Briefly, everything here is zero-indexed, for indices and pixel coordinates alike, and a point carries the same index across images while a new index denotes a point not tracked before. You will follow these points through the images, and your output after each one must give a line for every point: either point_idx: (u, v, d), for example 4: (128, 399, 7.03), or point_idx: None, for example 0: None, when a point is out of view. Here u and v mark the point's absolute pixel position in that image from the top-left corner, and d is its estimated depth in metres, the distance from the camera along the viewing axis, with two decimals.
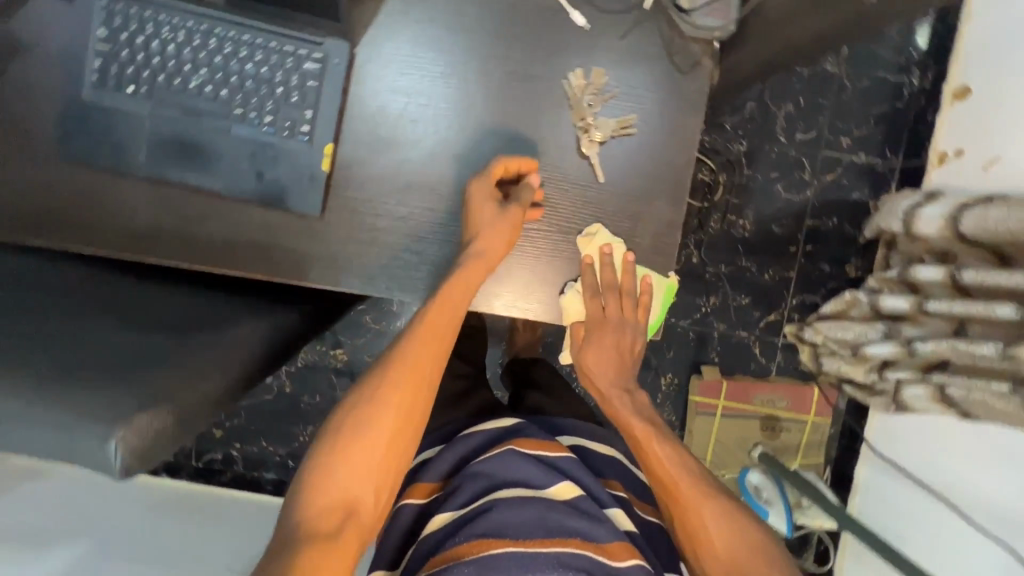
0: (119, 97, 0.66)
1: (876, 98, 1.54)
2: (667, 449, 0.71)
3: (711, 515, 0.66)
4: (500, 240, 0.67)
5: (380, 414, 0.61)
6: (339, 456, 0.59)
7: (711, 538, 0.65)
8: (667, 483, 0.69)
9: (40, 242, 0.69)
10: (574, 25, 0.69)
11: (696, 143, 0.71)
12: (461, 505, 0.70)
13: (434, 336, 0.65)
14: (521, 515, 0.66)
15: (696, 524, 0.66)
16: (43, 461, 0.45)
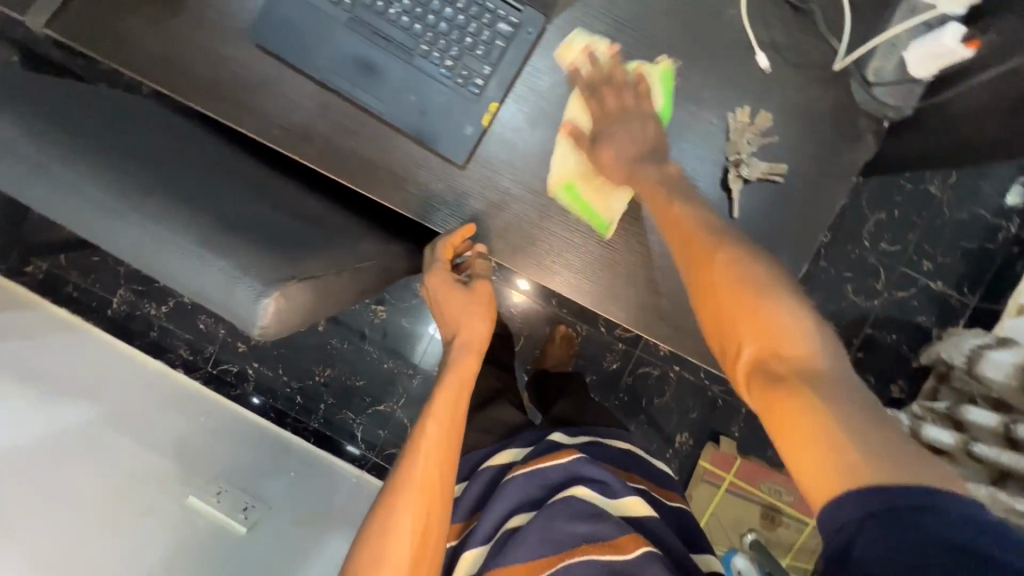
0: (322, 1, 0.70)
1: (968, 233, 1.55)
2: (725, 263, 0.53)
3: (788, 344, 0.46)
4: (479, 328, 0.75)
5: (407, 501, 0.61)
6: (377, 550, 0.60)
7: (773, 360, 0.46)
8: (723, 302, 0.51)
9: (205, 110, 0.73)
10: (755, 66, 0.71)
11: (834, 211, 0.72)
12: (484, 537, 0.69)
13: (454, 405, 0.68)
14: (528, 536, 0.64)
15: (755, 352, 0.48)
16: (191, 297, 0.46)
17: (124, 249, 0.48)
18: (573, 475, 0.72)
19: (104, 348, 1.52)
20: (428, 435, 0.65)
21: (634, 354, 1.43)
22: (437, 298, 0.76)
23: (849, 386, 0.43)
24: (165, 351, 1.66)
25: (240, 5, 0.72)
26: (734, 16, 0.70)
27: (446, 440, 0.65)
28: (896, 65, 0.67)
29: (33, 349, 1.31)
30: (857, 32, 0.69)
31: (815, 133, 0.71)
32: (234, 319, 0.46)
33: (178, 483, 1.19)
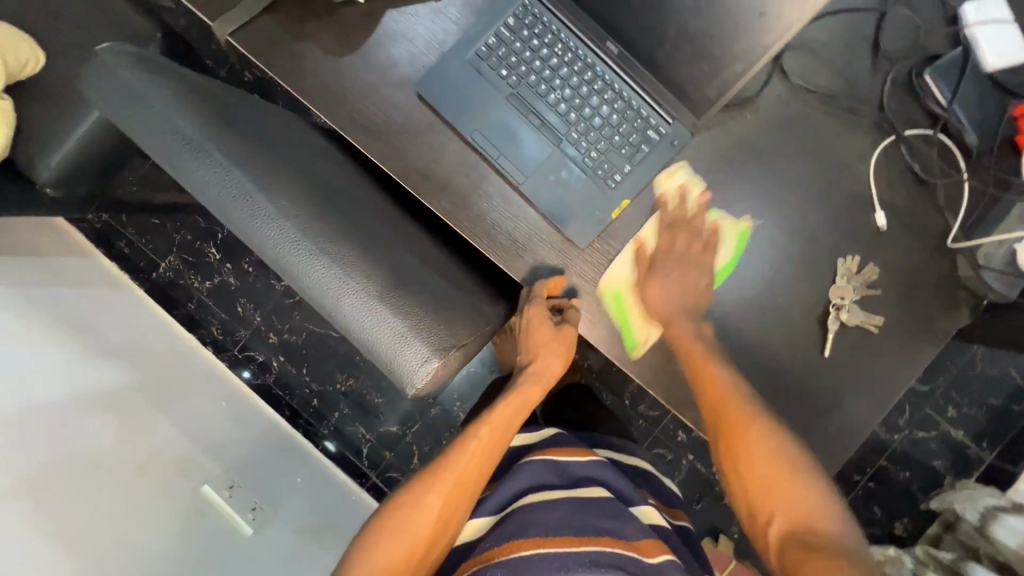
0: (490, 74, 0.75)
1: (996, 390, 1.58)
2: (724, 375, 0.71)
3: (773, 463, 0.66)
4: (555, 364, 0.82)
5: (445, 483, 0.71)
6: (409, 511, 0.69)
7: (761, 473, 0.66)
8: (729, 421, 0.69)
9: (354, 141, 0.77)
10: (872, 221, 0.75)
11: (921, 370, 0.76)
12: (496, 509, 0.76)
13: (506, 423, 0.77)
14: (550, 518, 0.70)
15: (752, 461, 0.67)
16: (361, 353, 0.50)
17: (301, 286, 0.50)
18: (591, 476, 0.81)
19: (143, 312, 1.52)
20: (481, 437, 0.75)
21: (653, 432, 1.45)
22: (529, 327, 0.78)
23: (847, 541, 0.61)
24: (196, 325, 1.66)
25: (412, 56, 0.77)
26: (861, 171, 0.75)
27: (492, 449, 0.75)
28: (1005, 255, 0.72)
29: (81, 303, 1.33)
30: (973, 212, 0.74)
31: (918, 294, 0.75)
32: (394, 380, 0.49)
33: (194, 470, 1.18)
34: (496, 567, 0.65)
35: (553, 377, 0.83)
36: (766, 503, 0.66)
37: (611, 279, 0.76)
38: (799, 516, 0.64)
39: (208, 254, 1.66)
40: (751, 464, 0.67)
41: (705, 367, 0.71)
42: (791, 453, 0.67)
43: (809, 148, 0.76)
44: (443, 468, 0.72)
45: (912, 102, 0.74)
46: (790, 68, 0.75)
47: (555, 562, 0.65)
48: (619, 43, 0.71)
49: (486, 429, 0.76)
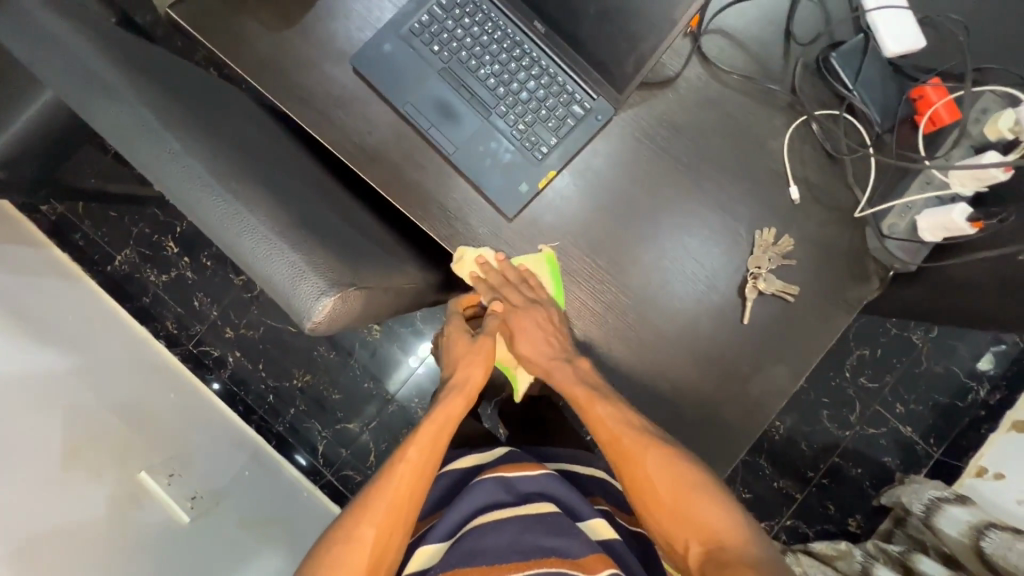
0: (422, 49, 0.78)
1: (943, 386, 1.58)
2: (610, 406, 0.72)
3: (670, 478, 0.67)
4: (476, 373, 0.79)
5: (375, 513, 0.65)
6: (337, 551, 0.63)
7: (659, 497, 0.67)
8: (618, 449, 0.70)
9: (292, 113, 0.79)
10: (787, 195, 0.79)
11: (836, 338, 0.78)
12: (445, 536, 0.67)
13: (437, 440, 0.72)
14: (498, 543, 0.63)
15: (648, 487, 0.67)
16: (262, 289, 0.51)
17: (203, 220, 0.51)
18: (543, 489, 0.72)
19: (95, 302, 1.50)
20: (410, 458, 0.69)
21: None
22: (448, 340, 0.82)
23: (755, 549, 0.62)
24: (151, 319, 1.63)
25: (348, 34, 0.79)
26: (776, 149, 0.79)
27: (425, 468, 0.69)
28: (906, 226, 0.75)
29: (29, 286, 1.30)
30: (879, 188, 0.78)
31: (831, 265, 0.78)
32: (293, 315, 0.49)
33: (133, 458, 1.15)
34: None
35: (476, 388, 0.79)
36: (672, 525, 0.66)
37: (481, 259, 0.76)
38: (700, 528, 0.64)
39: (165, 247, 1.65)
40: (653, 487, 0.67)
41: (588, 400, 0.73)
42: (683, 467, 0.68)
43: (728, 126, 0.80)
44: (372, 497, 0.66)
45: (821, 85, 0.79)
46: (708, 51, 0.79)
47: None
48: (544, 22, 0.75)
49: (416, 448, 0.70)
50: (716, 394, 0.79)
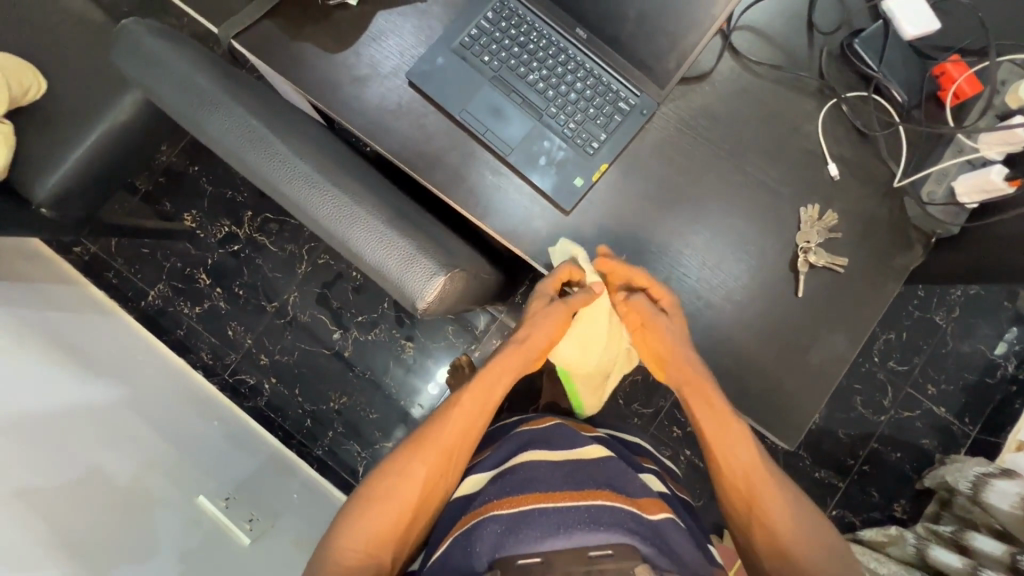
0: (473, 61, 0.83)
1: (971, 365, 1.58)
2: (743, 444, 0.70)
3: (790, 525, 0.67)
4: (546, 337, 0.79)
5: (428, 451, 0.69)
6: (392, 479, 0.67)
7: (771, 538, 0.67)
8: (738, 481, 0.69)
9: (353, 127, 0.84)
10: (826, 173, 0.83)
11: (887, 304, 0.82)
12: (495, 464, 0.70)
13: (488, 394, 0.75)
14: (552, 475, 0.63)
15: (767, 526, 0.67)
16: (371, 277, 0.55)
17: (312, 214, 0.55)
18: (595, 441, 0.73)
19: (134, 335, 1.52)
20: (461, 408, 0.72)
21: (649, 431, 1.53)
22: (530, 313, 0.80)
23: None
24: (187, 352, 1.65)
25: (402, 51, 0.85)
26: (810, 130, 0.84)
27: (475, 418, 0.73)
28: (945, 192, 0.80)
29: (72, 323, 1.32)
30: (913, 159, 0.82)
31: (874, 235, 0.82)
32: (404, 301, 0.54)
33: (186, 484, 1.17)
34: (493, 520, 0.58)
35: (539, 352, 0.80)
36: (778, 563, 0.67)
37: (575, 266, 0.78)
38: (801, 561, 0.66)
39: (198, 279, 1.67)
40: (770, 528, 0.67)
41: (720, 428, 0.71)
42: (800, 511, 0.68)
43: (763, 113, 0.84)
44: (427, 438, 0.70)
45: (847, 69, 0.84)
46: (739, 44, 0.85)
47: (555, 518, 0.57)
48: (587, 28, 0.81)
49: (468, 399, 0.73)
50: (779, 364, 0.81)
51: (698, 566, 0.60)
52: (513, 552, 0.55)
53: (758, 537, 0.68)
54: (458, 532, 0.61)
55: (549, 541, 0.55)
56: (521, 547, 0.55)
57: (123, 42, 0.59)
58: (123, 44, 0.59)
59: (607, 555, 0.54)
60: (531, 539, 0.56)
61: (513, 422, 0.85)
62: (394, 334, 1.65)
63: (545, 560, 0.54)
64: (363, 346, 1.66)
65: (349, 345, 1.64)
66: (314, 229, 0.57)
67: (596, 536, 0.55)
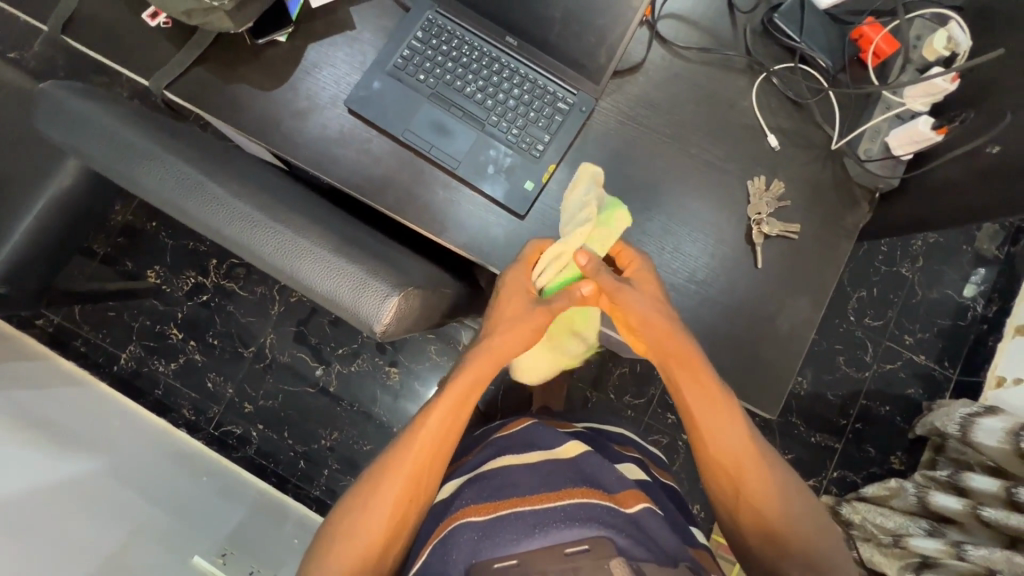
0: (409, 81, 0.84)
1: (942, 311, 1.62)
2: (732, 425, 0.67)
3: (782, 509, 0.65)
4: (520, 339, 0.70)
5: (391, 483, 0.63)
6: (355, 520, 0.62)
7: (760, 520, 0.65)
8: (729, 463, 0.66)
9: (298, 161, 0.84)
10: (766, 144, 0.85)
11: (843, 262, 0.84)
12: (473, 471, 0.71)
13: (453, 412, 0.67)
14: (528, 478, 0.64)
15: (755, 504, 0.65)
16: (324, 308, 0.55)
17: (258, 252, 0.55)
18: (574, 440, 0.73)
19: (109, 399, 1.47)
20: (431, 421, 0.66)
21: (644, 421, 1.54)
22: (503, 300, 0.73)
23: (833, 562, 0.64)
24: (168, 411, 1.61)
25: (337, 80, 0.85)
26: (746, 106, 0.86)
27: (441, 441, 0.66)
28: (881, 147, 0.83)
29: (43, 396, 1.27)
30: (846, 120, 0.85)
31: (821, 197, 0.84)
32: (359, 324, 0.54)
33: (181, 545, 1.15)
34: (468, 527, 0.59)
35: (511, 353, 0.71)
36: (769, 548, 0.65)
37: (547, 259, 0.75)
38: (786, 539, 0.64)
39: (170, 335, 1.64)
40: (762, 510, 0.65)
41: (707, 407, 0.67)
42: (791, 491, 0.66)
43: (697, 95, 0.87)
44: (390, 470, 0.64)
45: (771, 42, 0.87)
46: (666, 32, 0.87)
47: (531, 520, 0.58)
48: (516, 35, 0.82)
49: (432, 422, 0.66)
50: (749, 337, 0.82)
51: (677, 552, 0.59)
52: (490, 556, 0.56)
53: (748, 519, 0.66)
54: (438, 539, 0.61)
55: (524, 543, 0.56)
56: (497, 551, 0.56)
57: (50, 109, 0.59)
58: (50, 109, 0.59)
59: (580, 550, 0.54)
60: (507, 542, 0.57)
61: (495, 427, 0.86)
62: (378, 362, 1.64)
63: (520, 561, 0.55)
64: (347, 378, 1.63)
65: (333, 380, 1.62)
66: (259, 265, 0.56)
67: (571, 533, 0.56)
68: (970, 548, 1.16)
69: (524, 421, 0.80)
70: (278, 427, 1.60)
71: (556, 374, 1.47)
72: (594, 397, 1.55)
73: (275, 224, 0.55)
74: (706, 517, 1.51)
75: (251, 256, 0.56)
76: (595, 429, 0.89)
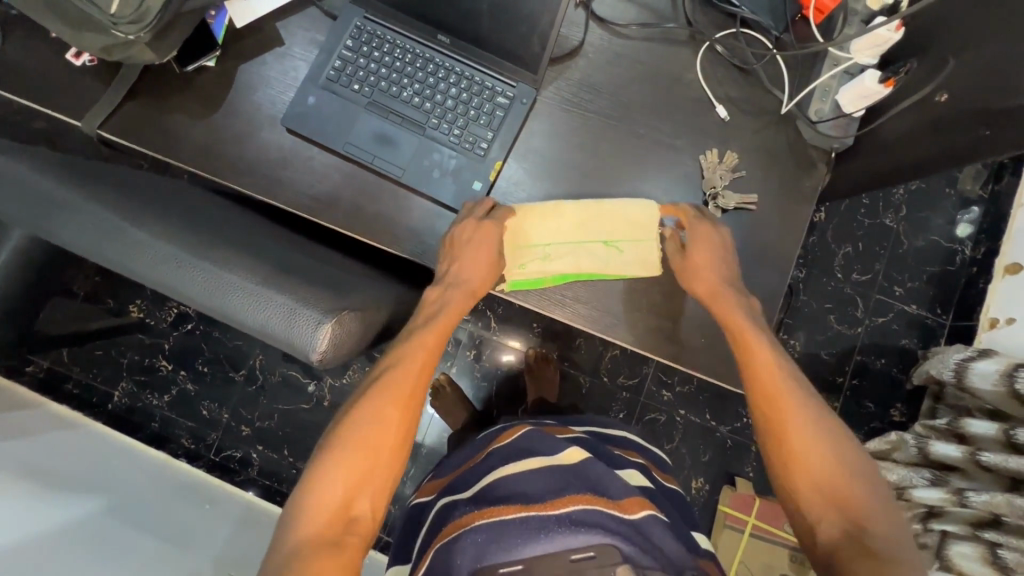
0: (344, 91, 0.82)
1: (929, 258, 1.59)
2: (786, 378, 0.67)
3: (851, 484, 0.61)
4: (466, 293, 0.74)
5: (367, 441, 0.62)
6: (328, 478, 0.59)
7: (823, 484, 0.61)
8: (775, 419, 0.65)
9: (242, 187, 0.83)
10: (716, 116, 0.83)
11: (804, 230, 0.82)
12: (473, 482, 0.70)
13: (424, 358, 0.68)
14: (532, 484, 0.63)
15: (810, 466, 0.62)
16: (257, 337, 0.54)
17: (186, 290, 0.54)
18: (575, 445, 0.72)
19: (106, 438, 1.47)
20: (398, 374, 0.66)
21: (639, 402, 1.54)
22: (456, 245, 0.75)
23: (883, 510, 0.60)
24: (166, 442, 1.62)
25: (273, 99, 0.83)
26: (692, 79, 0.84)
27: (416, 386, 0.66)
28: (831, 107, 0.81)
29: (37, 443, 1.26)
30: (795, 82, 0.83)
31: (776, 164, 0.83)
32: (292, 348, 0.52)
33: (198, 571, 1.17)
34: (471, 533, 0.60)
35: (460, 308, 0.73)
36: (849, 520, 0.59)
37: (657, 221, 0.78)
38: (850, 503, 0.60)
39: (159, 367, 1.64)
40: (814, 472, 0.62)
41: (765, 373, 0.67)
42: (848, 451, 0.63)
43: (641, 74, 0.84)
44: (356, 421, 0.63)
45: (712, 11, 0.84)
46: (602, 12, 0.84)
47: (534, 523, 0.58)
48: (447, 33, 0.80)
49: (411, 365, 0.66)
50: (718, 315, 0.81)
51: (681, 562, 0.59)
52: (494, 561, 0.56)
53: (811, 497, 0.62)
54: (439, 545, 0.63)
55: (528, 548, 0.56)
56: (501, 556, 0.57)
57: None
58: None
59: (586, 557, 0.54)
60: (510, 547, 0.57)
61: (495, 432, 0.84)
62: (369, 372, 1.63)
63: (526, 566, 0.55)
64: (337, 390, 1.63)
65: (326, 394, 1.61)
66: (186, 297, 0.54)
67: (575, 539, 0.56)
68: (974, 496, 1.13)
69: (522, 427, 0.78)
70: (276, 447, 1.61)
71: (548, 364, 1.48)
72: (586, 382, 1.54)
73: (209, 260, 0.55)
74: (710, 490, 1.51)
75: (179, 288, 0.54)
76: (595, 433, 0.88)
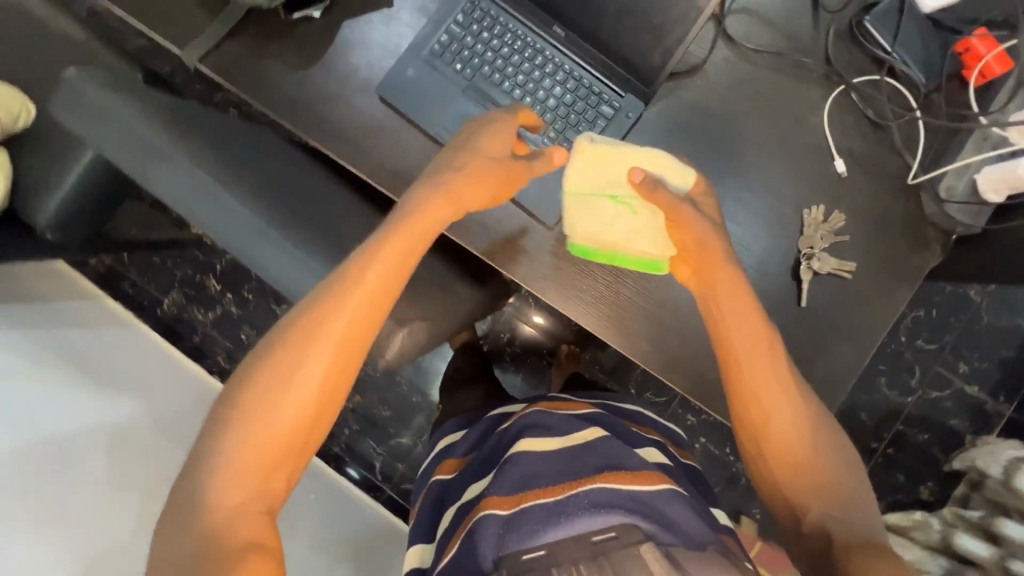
0: (445, 69, 0.78)
1: (1007, 342, 1.47)
2: (753, 335, 0.61)
3: (817, 456, 0.57)
4: (480, 195, 0.63)
5: (311, 355, 0.53)
6: (260, 392, 0.52)
7: (791, 458, 0.58)
8: (752, 399, 0.59)
9: (325, 148, 0.81)
10: (832, 169, 0.76)
11: (895, 309, 0.76)
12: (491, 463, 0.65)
13: (387, 274, 0.57)
14: (548, 466, 0.58)
15: (776, 431, 0.58)
16: None
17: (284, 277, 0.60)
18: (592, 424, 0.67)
19: (153, 344, 1.54)
20: (360, 281, 0.55)
21: None
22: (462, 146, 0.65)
23: (846, 475, 0.57)
24: (203, 357, 1.69)
25: (370, 62, 0.80)
26: (816, 123, 0.77)
27: (378, 299, 0.56)
28: (966, 186, 0.74)
29: (90, 337, 1.32)
30: (930, 151, 0.75)
31: (884, 233, 0.76)
32: (370, 351, 0.62)
33: None
34: (490, 518, 0.54)
35: (456, 205, 0.61)
36: (816, 497, 0.56)
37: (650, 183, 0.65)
38: (812, 474, 0.57)
39: (209, 286, 1.70)
40: (794, 461, 0.58)
41: (731, 329, 0.62)
42: (819, 428, 0.59)
43: (760, 106, 0.77)
44: (298, 355, 0.53)
45: (856, 52, 0.76)
46: (733, 30, 0.77)
47: (553, 508, 0.53)
48: (564, 26, 0.75)
49: (369, 266, 0.56)
50: None
51: (703, 536, 0.53)
52: (515, 548, 0.50)
53: (777, 470, 0.58)
54: (463, 534, 0.57)
55: (549, 531, 0.51)
56: (522, 543, 0.51)
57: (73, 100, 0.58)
58: (70, 101, 0.60)
59: (608, 538, 0.49)
60: (530, 532, 0.51)
61: (507, 408, 0.78)
62: None
63: (549, 551, 0.49)
64: None
65: None
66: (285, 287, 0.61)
67: (596, 521, 0.50)
68: None
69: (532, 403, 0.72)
70: None
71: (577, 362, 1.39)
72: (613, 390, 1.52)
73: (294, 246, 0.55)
74: None
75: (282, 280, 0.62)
76: (610, 408, 0.82)
